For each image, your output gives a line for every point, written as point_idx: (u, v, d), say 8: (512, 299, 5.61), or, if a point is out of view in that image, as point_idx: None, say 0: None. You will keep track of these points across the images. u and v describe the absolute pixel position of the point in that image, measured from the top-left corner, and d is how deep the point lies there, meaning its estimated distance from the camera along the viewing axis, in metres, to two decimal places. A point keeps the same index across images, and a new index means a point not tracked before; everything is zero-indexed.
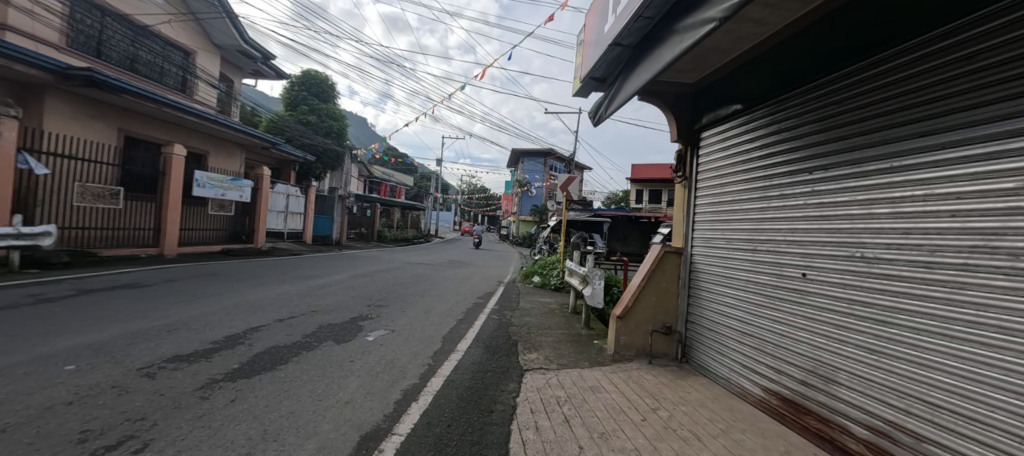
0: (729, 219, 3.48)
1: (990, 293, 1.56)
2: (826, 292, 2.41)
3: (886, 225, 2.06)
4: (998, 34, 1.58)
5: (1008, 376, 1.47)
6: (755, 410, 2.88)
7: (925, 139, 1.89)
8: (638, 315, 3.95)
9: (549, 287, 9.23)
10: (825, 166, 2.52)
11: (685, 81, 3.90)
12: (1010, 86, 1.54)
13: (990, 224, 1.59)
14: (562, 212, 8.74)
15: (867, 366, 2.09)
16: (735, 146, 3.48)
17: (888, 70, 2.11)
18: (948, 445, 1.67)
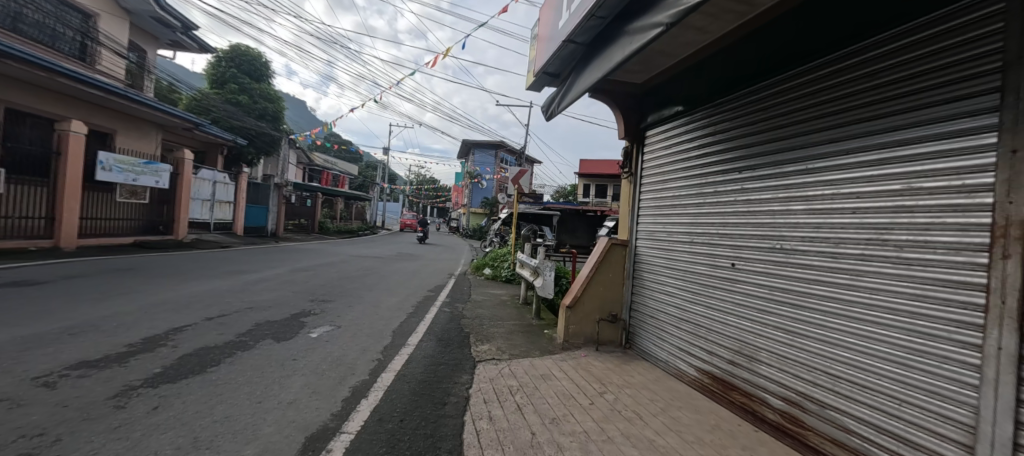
0: (670, 214, 3.74)
1: (879, 279, 1.86)
2: (751, 279, 2.70)
3: (800, 220, 2.37)
4: (895, 62, 1.88)
5: (892, 349, 1.78)
6: (689, 388, 3.17)
7: (833, 146, 2.21)
8: (587, 304, 4.13)
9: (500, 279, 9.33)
10: (753, 167, 2.81)
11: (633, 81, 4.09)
12: (898, 108, 1.85)
13: (881, 219, 1.89)
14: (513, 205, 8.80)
15: (785, 345, 2.39)
16: (677, 146, 3.74)
17: (808, 86, 2.41)
18: (845, 409, 2.00)
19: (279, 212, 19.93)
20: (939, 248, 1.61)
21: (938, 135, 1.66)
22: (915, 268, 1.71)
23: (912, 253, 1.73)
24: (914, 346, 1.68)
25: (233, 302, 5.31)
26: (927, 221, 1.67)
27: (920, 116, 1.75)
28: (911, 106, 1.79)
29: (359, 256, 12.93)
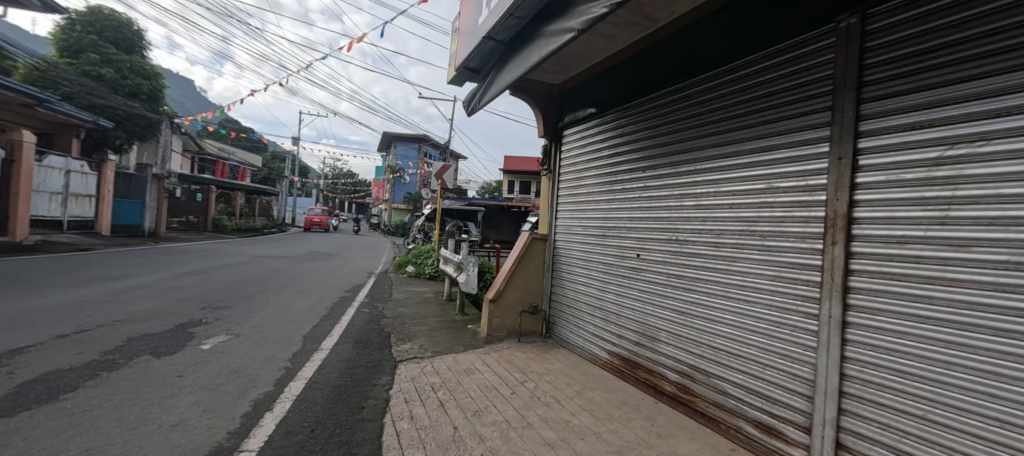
0: (585, 209, 3.97)
1: (750, 265, 2.34)
2: (651, 267, 3.03)
3: (691, 214, 2.75)
4: (761, 93, 2.35)
5: (758, 321, 2.27)
6: (601, 370, 3.43)
7: (715, 150, 2.63)
8: (510, 297, 4.24)
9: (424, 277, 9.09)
10: (654, 166, 3.13)
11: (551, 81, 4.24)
12: (762, 130, 2.34)
13: (748, 212, 2.38)
14: (436, 201, 8.59)
15: (679, 325, 2.75)
16: (591, 145, 3.99)
17: (697, 100, 2.80)
18: (724, 376, 2.43)
19: (159, 207, 17.05)
20: (791, 236, 2.12)
21: (788, 144, 2.17)
22: (775, 253, 2.20)
23: (773, 241, 2.23)
24: (774, 319, 2.18)
25: (96, 315, 4.41)
26: (783, 214, 2.18)
27: (777, 136, 2.25)
28: (770, 130, 2.29)
29: (262, 256, 11.57)
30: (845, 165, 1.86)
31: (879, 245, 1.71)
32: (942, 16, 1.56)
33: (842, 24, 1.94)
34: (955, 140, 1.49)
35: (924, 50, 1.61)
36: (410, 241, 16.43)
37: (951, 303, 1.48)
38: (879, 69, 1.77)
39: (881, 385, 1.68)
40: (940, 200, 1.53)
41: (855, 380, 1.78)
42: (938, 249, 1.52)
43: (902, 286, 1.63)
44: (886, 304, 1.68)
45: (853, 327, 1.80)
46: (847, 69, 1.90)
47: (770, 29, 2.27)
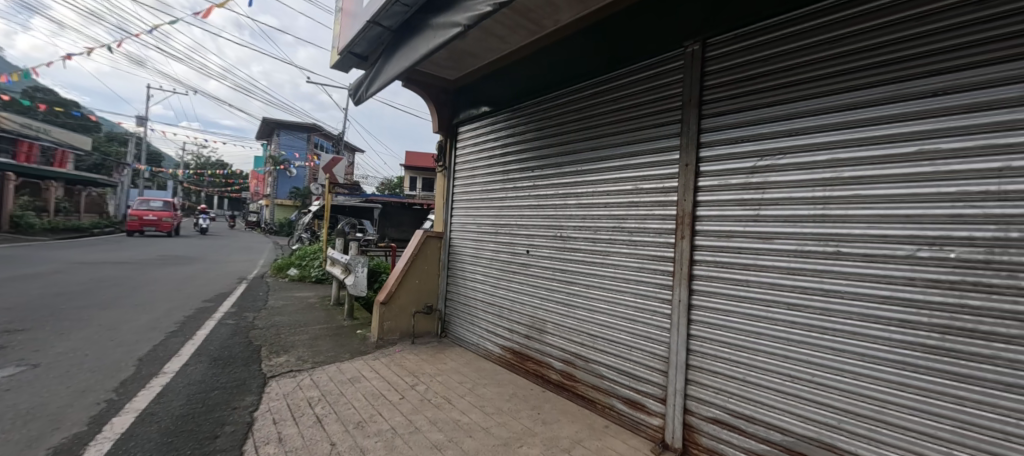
0: (480, 207, 3.95)
1: (621, 260, 2.62)
2: (539, 263, 3.19)
3: (573, 213, 2.96)
4: (628, 107, 2.66)
5: (627, 308, 2.57)
6: (494, 365, 3.50)
7: (593, 154, 2.87)
8: (404, 298, 4.08)
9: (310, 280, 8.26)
10: (541, 167, 3.29)
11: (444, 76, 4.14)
12: (628, 139, 2.64)
13: (618, 211, 2.67)
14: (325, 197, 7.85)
15: (563, 316, 2.95)
16: (484, 144, 4.00)
17: (579, 107, 3.01)
18: (599, 360, 2.70)
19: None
20: (652, 232, 2.47)
21: (651, 151, 2.51)
22: (640, 246, 2.53)
23: (639, 237, 2.53)
24: (640, 305, 2.50)
25: None
26: (645, 213, 2.51)
27: (639, 146, 2.57)
28: (635, 139, 2.60)
29: (81, 263, 9.10)
30: (690, 169, 2.27)
31: (714, 239, 2.16)
32: (759, 52, 2.03)
33: (688, 48, 2.33)
34: (764, 154, 1.97)
35: (745, 82, 2.07)
36: (295, 241, 14.64)
37: (761, 284, 1.95)
38: (716, 92, 2.20)
39: (716, 356, 2.10)
40: (753, 201, 2.01)
41: (699, 354, 2.18)
42: (752, 241, 2.00)
43: (730, 272, 2.07)
44: (719, 287, 2.11)
45: (698, 308, 2.21)
46: (693, 88, 2.28)
47: (636, 49, 2.56)
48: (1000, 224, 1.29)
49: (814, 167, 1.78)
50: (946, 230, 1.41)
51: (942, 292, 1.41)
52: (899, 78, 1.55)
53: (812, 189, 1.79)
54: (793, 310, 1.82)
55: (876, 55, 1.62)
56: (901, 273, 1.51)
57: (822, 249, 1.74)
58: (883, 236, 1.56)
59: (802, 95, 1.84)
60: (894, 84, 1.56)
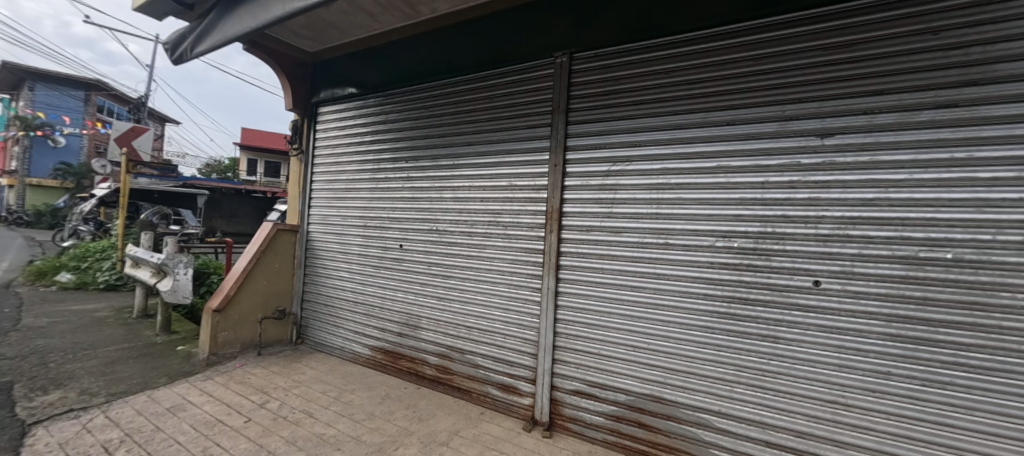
0: (345, 198, 3.52)
1: (496, 252, 2.70)
2: (414, 257, 3.05)
3: (449, 206, 2.90)
4: (502, 103, 2.73)
5: (501, 298, 2.67)
6: (362, 368, 3.24)
7: (469, 147, 2.85)
8: (245, 303, 3.42)
9: (96, 288, 6.27)
10: (416, 158, 3.12)
11: (298, 45, 3.53)
12: (502, 135, 2.72)
13: (494, 205, 2.73)
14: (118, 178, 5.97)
15: (438, 310, 2.90)
16: (348, 128, 3.58)
17: (454, 98, 2.96)
18: (473, 350, 2.75)
19: None
20: (525, 226, 2.60)
21: (525, 150, 2.62)
22: (514, 239, 2.64)
23: (512, 231, 2.64)
24: (513, 295, 2.62)
25: None
26: (518, 208, 2.62)
27: (510, 143, 2.68)
28: (508, 135, 2.69)
29: None
30: (559, 170, 2.48)
31: (577, 232, 2.44)
32: (611, 73, 2.37)
33: (557, 59, 2.51)
34: (615, 161, 2.34)
35: (603, 97, 2.39)
36: (64, 236, 10.53)
37: (614, 270, 2.32)
38: (579, 101, 2.46)
39: (578, 335, 2.41)
40: (608, 200, 2.36)
41: (563, 335, 2.46)
42: (607, 234, 2.35)
43: (588, 261, 2.40)
44: (580, 274, 2.42)
45: (563, 294, 2.46)
46: (561, 94, 2.49)
47: (510, 51, 2.63)
48: (762, 222, 2.00)
49: (649, 173, 2.25)
50: (731, 226, 2.07)
51: (731, 272, 2.06)
52: (703, 108, 2.13)
53: (648, 191, 2.25)
54: (635, 290, 2.26)
55: (697, 87, 2.14)
56: (705, 258, 2.10)
57: (657, 241, 2.22)
58: (694, 231, 2.14)
59: (644, 113, 2.27)
60: (705, 110, 2.12)
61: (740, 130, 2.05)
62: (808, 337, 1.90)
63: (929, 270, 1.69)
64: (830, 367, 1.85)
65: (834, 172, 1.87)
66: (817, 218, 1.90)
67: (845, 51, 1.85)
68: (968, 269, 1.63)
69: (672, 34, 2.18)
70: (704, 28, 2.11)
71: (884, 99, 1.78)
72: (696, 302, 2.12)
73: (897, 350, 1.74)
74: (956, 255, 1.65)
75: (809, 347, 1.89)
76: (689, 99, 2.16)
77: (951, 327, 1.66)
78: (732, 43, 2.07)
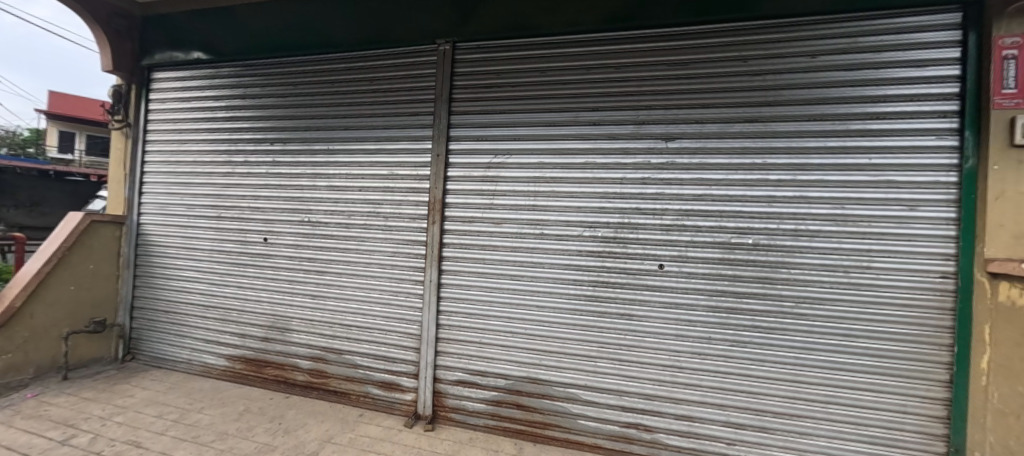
0: (192, 183, 2.96)
1: (376, 244, 2.55)
2: (282, 253, 2.72)
3: (323, 195, 2.65)
4: (381, 87, 2.58)
5: (381, 293, 2.53)
6: (217, 383, 2.79)
7: (346, 131, 2.63)
8: (39, 315, 2.66)
9: None
10: (283, 140, 2.76)
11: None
12: (382, 120, 2.57)
13: (374, 195, 2.57)
14: None
15: (310, 310, 2.65)
16: (197, 101, 3.01)
17: (329, 76, 2.70)
18: (351, 350, 2.57)
19: None
20: (406, 217, 2.50)
21: (407, 137, 2.52)
22: (395, 231, 2.53)
23: (393, 222, 2.53)
24: (394, 288, 2.51)
25: None
26: (399, 198, 2.52)
27: (391, 129, 2.55)
28: (389, 121, 2.55)
29: None
30: (442, 160, 2.44)
31: (459, 224, 2.43)
32: (493, 66, 2.41)
33: (440, 47, 2.47)
34: (496, 152, 2.39)
35: (484, 90, 2.42)
36: None
37: (494, 260, 2.38)
38: (462, 91, 2.46)
39: (461, 325, 2.42)
40: (489, 191, 2.40)
41: (446, 326, 2.45)
42: (489, 225, 2.39)
43: (470, 251, 2.42)
44: (463, 265, 2.43)
45: (446, 286, 2.45)
46: (444, 83, 2.45)
47: (391, 32, 2.46)
48: (620, 213, 2.24)
49: (527, 166, 2.35)
50: (596, 217, 2.27)
51: (595, 259, 2.26)
52: (573, 108, 2.30)
53: (526, 183, 2.35)
54: (514, 279, 2.35)
55: (568, 87, 2.31)
56: (574, 247, 2.28)
57: (534, 231, 2.33)
58: (566, 221, 2.30)
59: (523, 108, 2.36)
60: (576, 110, 2.29)
61: (603, 130, 2.26)
62: (654, 313, 2.19)
63: (738, 253, 2.11)
64: (669, 337, 2.16)
65: (675, 171, 2.18)
66: (662, 210, 2.19)
67: (683, 67, 2.19)
68: (761, 250, 2.08)
69: (546, 35, 2.31)
70: (573, 32, 2.28)
71: (708, 111, 2.15)
72: (566, 287, 2.29)
73: (715, 318, 2.12)
74: (754, 240, 2.09)
75: (655, 321, 2.19)
76: (561, 98, 2.31)
77: (750, 297, 2.09)
78: (597, 50, 2.28)
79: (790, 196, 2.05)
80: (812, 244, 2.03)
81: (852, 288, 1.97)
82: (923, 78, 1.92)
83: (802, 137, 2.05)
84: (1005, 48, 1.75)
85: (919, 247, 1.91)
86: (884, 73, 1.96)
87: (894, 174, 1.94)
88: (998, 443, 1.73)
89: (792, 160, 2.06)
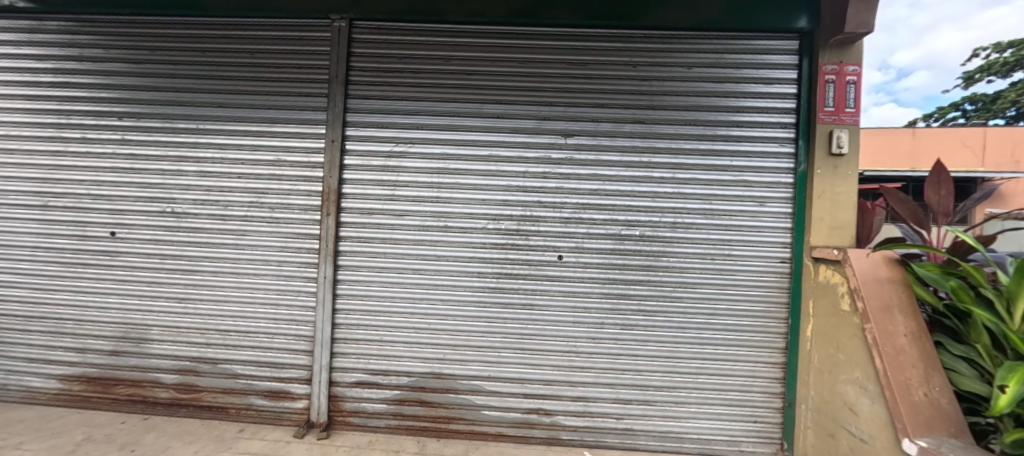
0: (4, 163, 2.35)
1: (259, 238, 2.28)
2: (137, 250, 2.29)
3: (191, 182, 2.29)
4: (265, 62, 2.30)
5: (266, 293, 2.28)
6: (48, 410, 2.29)
7: (221, 110, 2.30)
8: None
9: None
10: (138, 115, 2.32)
11: None
12: (267, 99, 2.29)
13: (258, 184, 2.29)
14: None
15: (176, 316, 2.29)
16: (11, 60, 2.39)
17: (200, 44, 2.32)
18: (230, 358, 2.29)
19: None
20: (296, 208, 2.27)
21: (296, 120, 2.28)
22: (282, 224, 2.28)
23: (279, 214, 2.28)
24: (281, 287, 2.28)
25: None
26: (288, 188, 2.28)
27: (278, 110, 2.29)
28: (275, 101, 2.29)
29: None
30: (337, 146, 2.25)
31: (357, 216, 2.28)
32: (394, 50, 2.28)
33: (334, 22, 2.27)
34: (398, 141, 2.27)
35: (384, 74, 2.28)
36: None
37: (395, 254, 2.27)
38: (361, 74, 2.29)
39: (359, 324, 2.28)
40: (390, 182, 2.28)
41: (343, 326, 2.28)
42: (390, 217, 2.28)
43: (370, 245, 2.28)
44: (361, 260, 2.28)
45: (343, 283, 2.28)
46: (339, 62, 2.26)
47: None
48: (523, 207, 2.29)
49: (430, 156, 2.28)
50: (499, 209, 2.29)
51: (498, 251, 2.29)
52: (477, 99, 2.28)
53: (429, 174, 2.28)
54: (417, 273, 2.28)
55: (472, 78, 2.28)
56: (478, 240, 2.28)
57: (438, 224, 2.28)
58: (470, 213, 2.28)
59: (427, 96, 2.27)
60: (480, 102, 2.28)
61: (506, 124, 2.28)
62: (553, 301, 2.28)
63: (628, 244, 2.29)
64: (567, 324, 2.28)
65: (573, 166, 2.29)
66: (561, 203, 2.29)
67: (580, 68, 2.29)
68: (646, 241, 2.28)
69: (450, 22, 2.26)
70: (476, 23, 2.26)
71: (603, 111, 2.29)
72: (470, 280, 2.28)
73: (607, 304, 2.28)
74: (640, 232, 2.28)
75: (554, 309, 2.29)
76: (465, 89, 2.28)
77: (637, 284, 2.28)
78: (500, 43, 2.28)
79: (670, 192, 2.28)
80: (686, 235, 2.27)
81: (716, 273, 2.26)
82: (770, 93, 2.25)
83: (680, 139, 2.28)
84: (826, 73, 2.13)
85: (765, 237, 2.25)
86: (742, 87, 2.27)
87: (748, 175, 2.26)
88: (816, 394, 2.07)
89: (671, 160, 2.28)
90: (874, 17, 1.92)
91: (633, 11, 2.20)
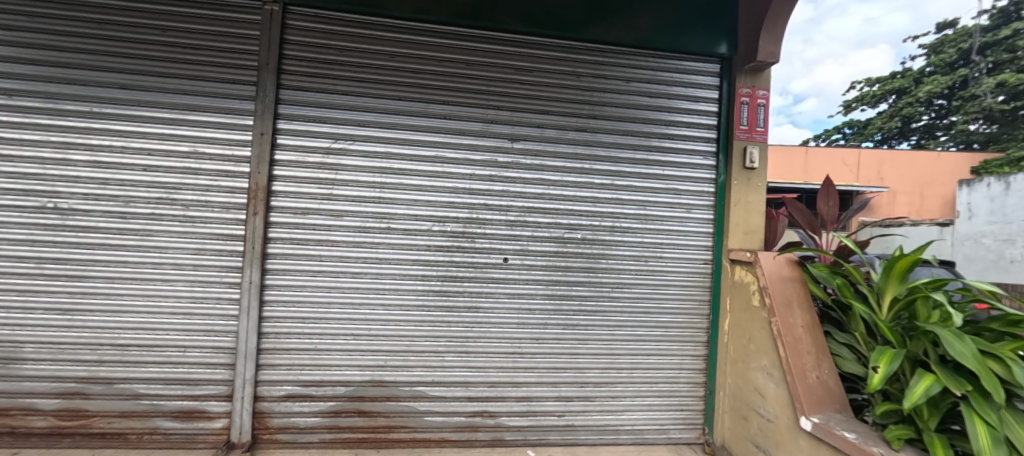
0: None
1: (170, 239, 2.03)
2: (3, 253, 1.92)
3: (81, 173, 1.97)
4: (180, 42, 2.05)
5: (177, 301, 2.03)
6: None
7: (123, 92, 2.01)
8: None
9: None
10: (8, 92, 1.94)
11: None
12: (182, 84, 2.05)
13: (169, 178, 2.03)
14: None
15: (58, 329, 1.95)
16: None
17: (95, 14, 2.01)
18: (130, 375, 2.00)
19: None
20: (216, 206, 2.06)
21: (218, 109, 2.07)
22: (198, 224, 2.05)
23: (195, 212, 2.04)
24: (195, 294, 2.04)
25: None
26: (206, 183, 2.05)
27: (195, 97, 2.06)
28: (192, 86, 2.05)
29: None
30: (267, 139, 2.07)
31: (290, 215, 2.12)
32: (333, 41, 2.16)
33: (265, 5, 2.09)
34: (337, 137, 2.15)
35: (322, 65, 2.15)
36: None
37: (332, 257, 2.15)
38: (295, 63, 2.14)
39: (289, 332, 2.11)
40: (327, 181, 2.15)
41: (271, 335, 2.10)
42: (327, 218, 2.15)
43: (303, 248, 2.13)
44: (293, 263, 2.12)
45: (271, 288, 2.10)
46: (270, 49, 2.09)
47: None
48: (469, 209, 2.28)
49: (373, 154, 2.18)
50: (445, 211, 2.26)
51: (443, 253, 2.26)
52: (423, 99, 2.24)
53: (371, 173, 2.19)
54: (355, 276, 2.17)
55: (417, 77, 2.23)
56: (423, 242, 2.23)
57: (379, 225, 2.19)
58: (414, 215, 2.22)
59: (369, 92, 2.18)
60: (426, 101, 2.24)
61: (454, 125, 2.27)
62: (498, 304, 2.30)
63: (570, 246, 2.38)
64: (511, 325, 2.31)
65: (518, 170, 2.33)
66: (507, 206, 2.32)
67: (527, 73, 2.35)
68: (587, 244, 2.39)
69: (395, 17, 2.19)
70: (423, 21, 2.22)
71: (548, 117, 2.36)
72: (413, 283, 2.22)
73: (550, 305, 2.35)
74: (582, 235, 2.38)
75: (499, 311, 2.30)
76: (410, 87, 2.23)
77: (579, 285, 2.38)
78: (447, 43, 2.26)
79: (609, 197, 2.41)
80: (623, 238, 2.42)
81: (649, 274, 2.43)
82: (695, 110, 2.48)
83: (618, 148, 2.43)
84: (742, 94, 2.41)
85: (690, 241, 2.47)
86: (673, 102, 2.47)
87: (677, 183, 2.47)
88: (731, 382, 2.31)
89: (610, 168, 2.42)
90: (779, 49, 2.24)
91: (576, 24, 2.31)
